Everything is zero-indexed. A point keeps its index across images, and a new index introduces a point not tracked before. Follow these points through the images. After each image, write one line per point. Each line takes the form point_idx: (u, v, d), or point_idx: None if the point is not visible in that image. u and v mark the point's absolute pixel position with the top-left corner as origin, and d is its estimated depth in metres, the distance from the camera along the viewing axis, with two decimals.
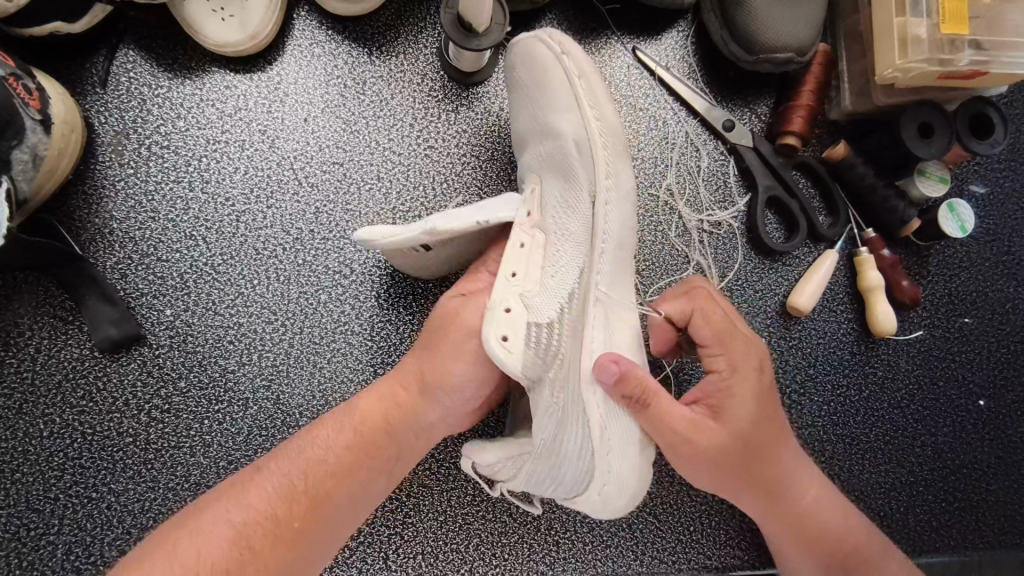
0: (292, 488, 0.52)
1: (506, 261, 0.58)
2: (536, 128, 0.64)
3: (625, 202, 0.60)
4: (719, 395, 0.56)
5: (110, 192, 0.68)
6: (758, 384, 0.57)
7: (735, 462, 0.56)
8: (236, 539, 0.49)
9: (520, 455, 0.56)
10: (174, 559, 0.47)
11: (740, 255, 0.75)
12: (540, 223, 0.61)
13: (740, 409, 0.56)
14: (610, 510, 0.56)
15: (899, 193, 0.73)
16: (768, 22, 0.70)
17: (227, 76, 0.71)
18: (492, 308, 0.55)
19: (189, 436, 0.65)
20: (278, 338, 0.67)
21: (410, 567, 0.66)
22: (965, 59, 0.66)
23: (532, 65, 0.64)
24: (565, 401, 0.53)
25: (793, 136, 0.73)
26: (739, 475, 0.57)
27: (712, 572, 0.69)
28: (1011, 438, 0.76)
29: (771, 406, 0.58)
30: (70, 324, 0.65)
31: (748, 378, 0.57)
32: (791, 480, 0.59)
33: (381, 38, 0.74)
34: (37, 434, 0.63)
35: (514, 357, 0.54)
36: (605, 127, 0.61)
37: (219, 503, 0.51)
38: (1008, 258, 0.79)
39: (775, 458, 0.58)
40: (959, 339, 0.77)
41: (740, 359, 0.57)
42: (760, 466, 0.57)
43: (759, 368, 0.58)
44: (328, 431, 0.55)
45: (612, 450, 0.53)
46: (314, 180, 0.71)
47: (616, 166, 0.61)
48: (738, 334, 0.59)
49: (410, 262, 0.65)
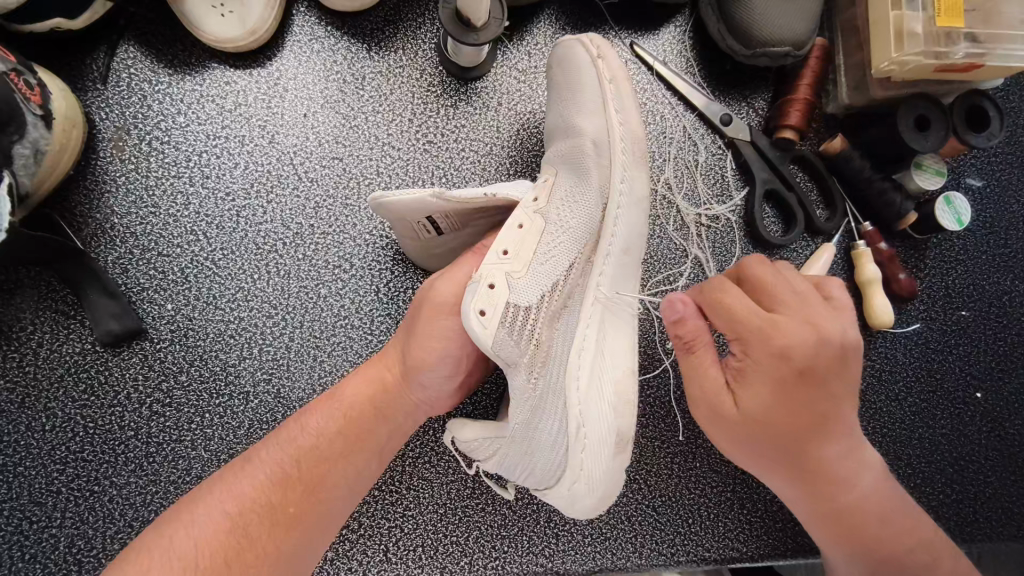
0: (284, 475, 0.53)
1: (498, 238, 0.56)
2: (561, 125, 0.65)
3: (638, 208, 0.61)
4: (741, 378, 0.52)
5: (111, 188, 0.68)
6: (790, 377, 0.50)
7: (758, 446, 0.53)
8: (227, 525, 0.50)
9: (498, 438, 0.58)
10: (168, 546, 0.48)
11: (738, 249, 0.75)
12: (543, 209, 0.59)
13: (751, 395, 0.51)
14: (578, 509, 0.57)
15: (896, 186, 0.74)
16: (764, 16, 0.71)
17: (226, 71, 0.71)
18: (476, 281, 0.55)
19: (190, 429, 0.66)
20: (278, 332, 0.68)
21: (410, 560, 0.66)
22: (960, 52, 0.67)
23: (569, 66, 0.66)
24: (540, 390, 0.56)
25: (790, 130, 0.73)
26: (767, 459, 0.54)
27: (711, 563, 0.69)
28: (1008, 430, 0.76)
29: (802, 397, 0.51)
30: (72, 319, 0.66)
31: (779, 370, 0.50)
32: (835, 475, 0.54)
33: (380, 34, 0.74)
34: (39, 428, 0.64)
35: (488, 334, 0.54)
36: (627, 131, 0.63)
37: (212, 491, 0.52)
38: (1005, 251, 0.79)
39: (812, 451, 0.53)
40: (956, 332, 0.77)
41: (756, 349, 0.50)
42: (791, 457, 0.53)
43: (790, 361, 0.49)
44: (316, 418, 0.56)
45: (587, 449, 0.54)
46: (313, 175, 0.71)
47: (632, 171, 0.61)
48: (773, 320, 0.50)
49: (406, 234, 0.64)
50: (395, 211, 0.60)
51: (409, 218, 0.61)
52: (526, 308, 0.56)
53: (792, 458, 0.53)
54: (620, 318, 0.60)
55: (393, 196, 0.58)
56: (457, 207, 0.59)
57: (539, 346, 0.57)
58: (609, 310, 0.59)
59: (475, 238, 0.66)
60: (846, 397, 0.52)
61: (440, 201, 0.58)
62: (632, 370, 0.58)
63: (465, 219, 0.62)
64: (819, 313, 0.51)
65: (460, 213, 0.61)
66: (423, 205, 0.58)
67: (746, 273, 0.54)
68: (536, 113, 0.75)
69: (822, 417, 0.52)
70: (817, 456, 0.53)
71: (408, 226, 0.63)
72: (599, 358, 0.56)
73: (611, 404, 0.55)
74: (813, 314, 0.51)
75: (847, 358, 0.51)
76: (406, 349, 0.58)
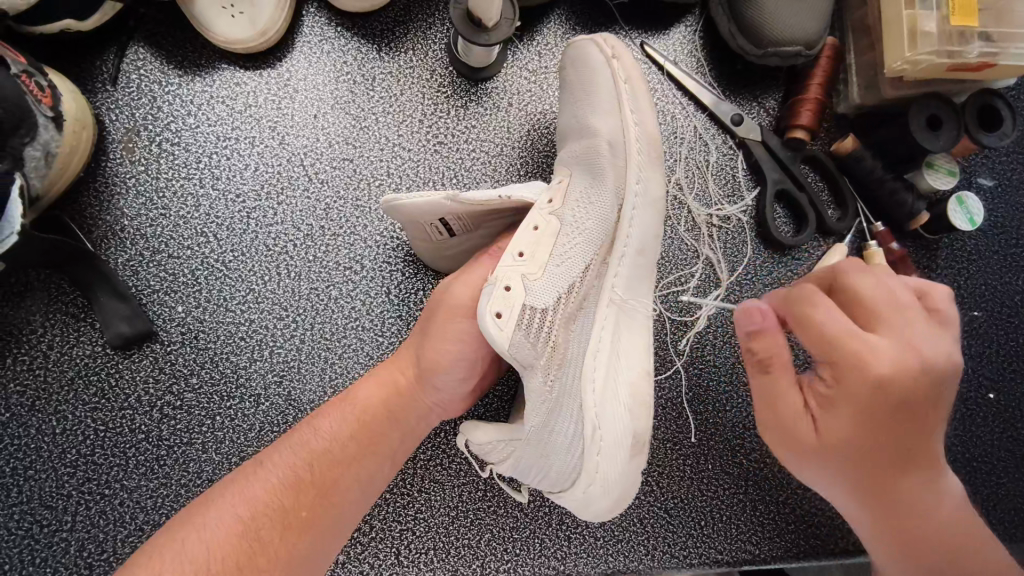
0: (297, 478, 0.52)
1: (514, 240, 0.56)
2: (575, 126, 0.65)
3: (653, 209, 0.61)
4: (826, 398, 0.52)
5: (121, 189, 0.68)
6: (885, 402, 0.49)
7: (839, 465, 0.52)
8: (239, 529, 0.49)
9: (513, 441, 0.58)
10: (180, 549, 0.48)
11: (749, 249, 0.75)
12: (558, 210, 0.59)
13: (837, 413, 0.51)
14: (592, 512, 0.57)
15: (907, 186, 0.74)
16: (776, 16, 0.70)
17: (237, 72, 0.71)
18: (492, 283, 0.55)
19: (201, 432, 0.65)
20: (289, 334, 0.68)
21: (422, 563, 0.66)
22: (974, 51, 0.67)
23: (582, 66, 0.66)
24: (557, 392, 0.56)
25: (801, 130, 0.73)
26: (846, 480, 0.53)
27: (723, 566, 0.69)
28: (1021, 430, 0.76)
29: (891, 420, 0.50)
30: (82, 321, 0.65)
31: (871, 393, 0.49)
32: (920, 505, 0.53)
33: (390, 34, 0.74)
34: (50, 431, 0.64)
35: (505, 336, 0.54)
36: (642, 132, 0.62)
37: (223, 495, 0.52)
38: (1017, 251, 0.79)
39: (898, 476, 0.52)
40: (968, 332, 0.77)
41: (846, 367, 0.49)
42: (875, 481, 0.52)
43: (887, 388, 0.49)
44: (330, 421, 0.56)
45: (602, 451, 0.53)
46: (324, 176, 0.71)
47: (647, 172, 0.61)
48: (867, 341, 0.49)
49: (418, 235, 0.64)
50: (409, 213, 0.60)
51: (423, 219, 0.61)
52: (542, 310, 0.56)
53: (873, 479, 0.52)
54: (636, 318, 0.59)
55: (407, 198, 0.58)
56: (471, 209, 0.59)
57: (555, 347, 0.56)
58: (625, 312, 0.58)
59: (489, 240, 0.66)
60: (937, 422, 0.51)
61: (455, 203, 0.57)
62: (647, 371, 0.57)
63: (478, 220, 0.62)
64: (918, 335, 0.50)
65: (474, 215, 0.60)
66: (437, 207, 0.58)
67: (839, 287, 0.53)
68: (547, 114, 0.74)
69: (909, 439, 0.51)
70: (900, 481, 0.52)
71: (421, 228, 0.63)
72: (615, 360, 0.56)
73: (628, 407, 0.55)
74: (912, 335, 0.50)
75: (943, 383, 0.50)
76: (417, 353, 0.58)
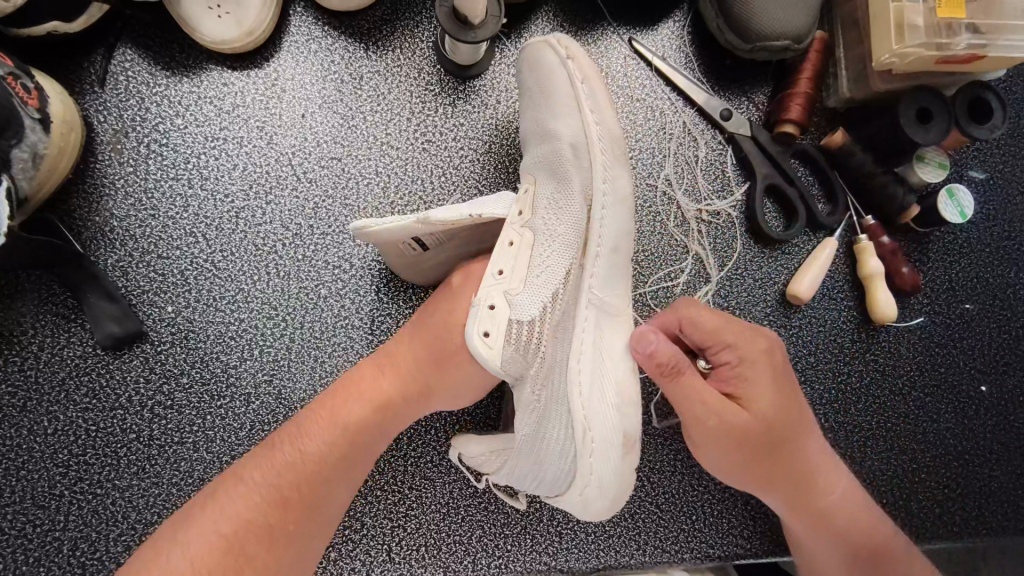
0: (282, 493, 0.52)
1: (492, 259, 0.58)
2: (535, 129, 0.64)
3: (622, 207, 0.59)
4: (743, 378, 0.55)
5: (110, 190, 0.68)
6: (762, 367, 0.56)
7: (747, 449, 0.55)
8: (221, 547, 0.49)
9: (504, 451, 0.60)
10: (163, 566, 0.48)
11: (739, 245, 0.75)
12: (529, 221, 0.60)
13: (759, 390, 0.55)
14: (590, 512, 0.57)
15: (898, 179, 0.73)
16: (764, 10, 0.70)
17: (224, 73, 0.71)
18: (474, 305, 0.56)
19: (192, 431, 0.66)
20: (279, 334, 0.68)
21: (413, 560, 0.66)
22: (962, 43, 0.67)
23: (536, 74, 0.64)
24: (547, 399, 0.56)
25: (790, 124, 0.73)
26: (757, 467, 0.56)
27: (714, 561, 0.69)
28: (1013, 423, 0.76)
29: (776, 384, 0.56)
30: (72, 322, 0.66)
31: (756, 365, 0.56)
32: (815, 476, 0.58)
33: (377, 33, 0.74)
34: (42, 431, 0.64)
35: (496, 354, 0.55)
36: (604, 131, 0.61)
37: (209, 510, 0.51)
38: (1009, 243, 0.79)
39: (791, 452, 0.57)
40: (960, 325, 0.77)
41: (745, 343, 0.56)
42: (772, 458, 0.56)
43: (746, 358, 0.56)
44: (315, 434, 0.54)
45: (595, 452, 0.54)
46: (312, 175, 0.71)
47: (613, 171, 0.60)
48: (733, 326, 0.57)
49: (394, 255, 0.64)
50: (383, 237, 0.60)
51: (395, 239, 0.61)
52: (529, 322, 0.56)
53: (774, 459, 0.56)
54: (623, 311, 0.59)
55: (382, 224, 0.59)
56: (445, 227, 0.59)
57: (543, 359, 0.57)
58: (604, 311, 0.58)
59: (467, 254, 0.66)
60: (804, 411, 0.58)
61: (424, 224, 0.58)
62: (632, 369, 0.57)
63: (450, 234, 0.61)
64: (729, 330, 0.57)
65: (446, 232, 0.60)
66: (408, 229, 0.59)
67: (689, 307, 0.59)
68: None
69: (790, 415, 0.57)
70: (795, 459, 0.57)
71: (396, 248, 0.62)
72: (600, 362, 0.55)
73: (617, 407, 0.54)
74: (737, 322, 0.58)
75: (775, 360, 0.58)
76: (423, 376, 0.57)
